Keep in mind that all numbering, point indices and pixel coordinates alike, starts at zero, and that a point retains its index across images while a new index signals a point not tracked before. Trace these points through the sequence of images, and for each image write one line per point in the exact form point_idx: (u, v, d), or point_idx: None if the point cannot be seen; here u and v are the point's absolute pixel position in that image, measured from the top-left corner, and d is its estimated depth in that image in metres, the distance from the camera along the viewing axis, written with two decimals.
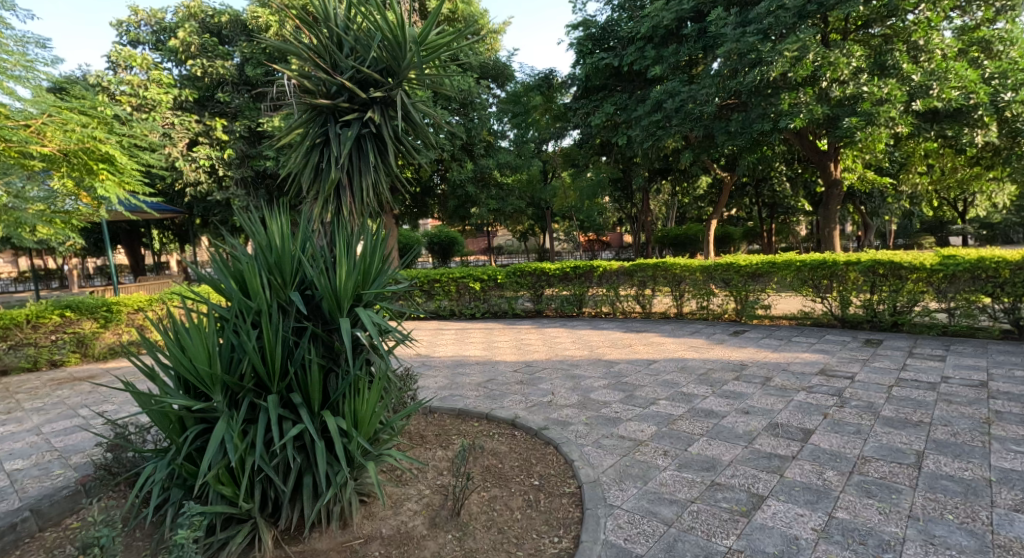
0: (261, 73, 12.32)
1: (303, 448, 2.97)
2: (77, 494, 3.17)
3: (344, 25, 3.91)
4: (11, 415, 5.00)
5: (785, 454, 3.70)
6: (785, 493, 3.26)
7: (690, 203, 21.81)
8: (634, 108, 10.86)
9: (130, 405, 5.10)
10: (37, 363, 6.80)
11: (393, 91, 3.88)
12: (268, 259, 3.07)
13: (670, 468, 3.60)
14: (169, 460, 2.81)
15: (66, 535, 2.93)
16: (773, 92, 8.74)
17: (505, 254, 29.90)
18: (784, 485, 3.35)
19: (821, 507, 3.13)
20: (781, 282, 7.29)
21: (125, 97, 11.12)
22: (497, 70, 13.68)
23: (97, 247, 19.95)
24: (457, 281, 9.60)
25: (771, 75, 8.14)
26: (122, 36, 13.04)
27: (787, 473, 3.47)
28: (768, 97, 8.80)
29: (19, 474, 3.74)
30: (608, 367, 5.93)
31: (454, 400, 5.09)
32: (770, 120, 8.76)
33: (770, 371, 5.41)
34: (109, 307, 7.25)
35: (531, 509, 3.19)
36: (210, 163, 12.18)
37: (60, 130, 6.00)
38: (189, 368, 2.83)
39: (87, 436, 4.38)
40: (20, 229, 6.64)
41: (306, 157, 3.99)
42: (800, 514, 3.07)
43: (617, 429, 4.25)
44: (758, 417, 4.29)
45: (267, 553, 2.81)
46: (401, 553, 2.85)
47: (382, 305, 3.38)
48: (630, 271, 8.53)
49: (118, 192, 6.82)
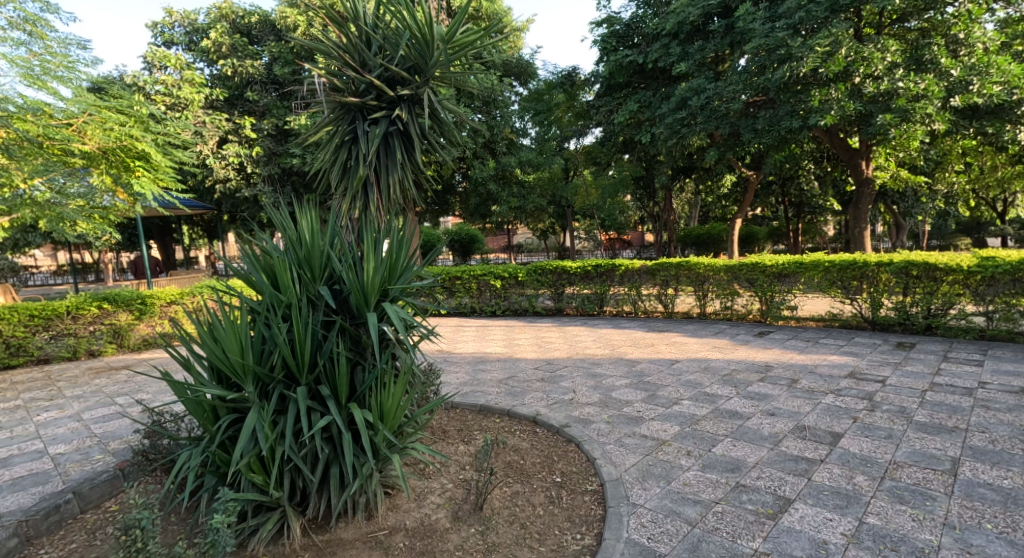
0: (289, 71, 12.56)
1: (331, 439, 3.01)
2: (116, 479, 3.29)
3: (372, 23, 3.95)
4: (52, 402, 5.19)
5: (813, 458, 3.64)
6: (814, 496, 3.21)
7: (714, 203, 21.48)
8: (659, 105, 10.76)
9: (164, 395, 5.27)
10: (76, 352, 7.03)
11: (421, 89, 3.92)
12: (298, 253, 3.14)
13: (693, 468, 3.57)
14: (203, 448, 2.88)
15: (106, 517, 3.04)
16: (803, 88, 8.60)
17: (524, 252, 29.82)
18: (813, 489, 3.29)
19: (850, 512, 3.07)
20: (808, 283, 7.16)
21: (159, 97, 11.44)
22: (521, 68, 13.81)
23: (131, 242, 20.56)
24: (478, 278, 9.64)
25: (801, 71, 7.95)
26: (157, 37, 13.39)
27: (815, 476, 3.42)
28: (798, 93, 8.66)
29: (62, 458, 3.88)
30: (630, 366, 5.89)
31: (476, 396, 5.12)
32: (799, 118, 8.61)
33: (796, 373, 5.32)
34: (143, 299, 7.52)
35: (553, 506, 3.20)
36: (239, 161, 12.42)
37: (100, 129, 6.17)
38: (222, 359, 2.89)
39: (125, 423, 4.52)
40: (62, 224, 7.10)
41: (335, 154, 4.05)
42: (828, 519, 3.02)
43: (640, 428, 4.23)
44: (784, 419, 4.23)
45: (296, 541, 2.86)
46: (425, 545, 2.88)
47: (406, 300, 3.42)
48: (652, 271, 8.47)
49: (153, 188, 7.06)
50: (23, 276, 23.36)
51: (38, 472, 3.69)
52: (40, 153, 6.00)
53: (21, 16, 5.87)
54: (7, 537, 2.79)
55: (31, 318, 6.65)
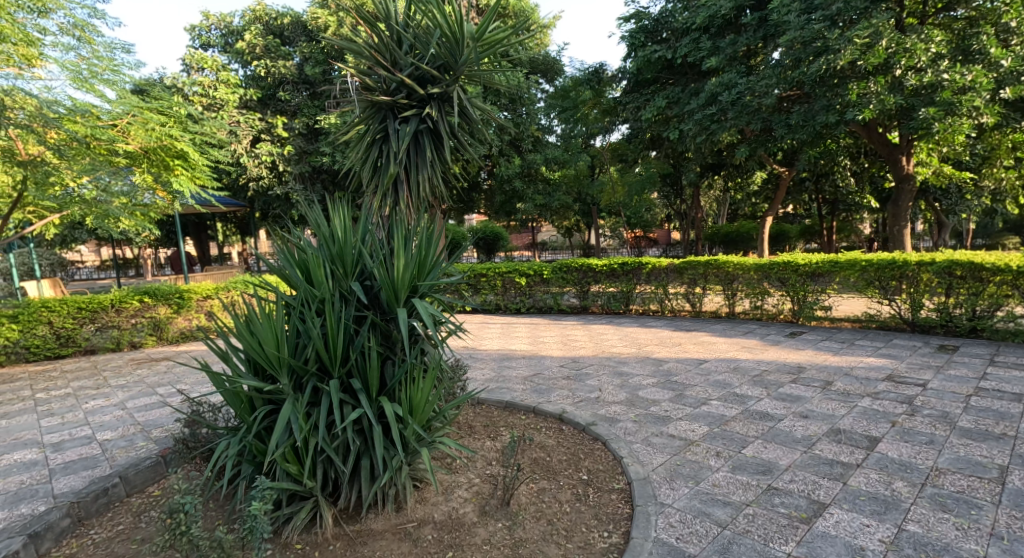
0: (320, 71, 12.80)
1: (362, 432, 3.07)
2: (158, 465, 3.40)
3: (403, 22, 3.98)
4: (99, 390, 5.40)
5: (848, 462, 3.56)
6: (850, 501, 3.15)
7: (745, 200, 21.07)
8: (688, 101, 10.60)
9: (202, 386, 5.44)
10: (120, 344, 7.29)
11: (450, 87, 3.96)
12: (331, 250, 3.21)
13: (723, 469, 3.54)
14: (241, 438, 2.96)
15: (150, 502, 3.15)
16: (840, 82, 8.23)
17: (549, 250, 29.73)
18: (849, 493, 3.22)
19: (889, 518, 3.00)
20: (844, 282, 6.99)
21: (197, 97, 11.76)
22: (547, 65, 13.91)
23: (168, 239, 21.28)
24: (503, 275, 9.68)
25: (838, 64, 7.72)
26: (195, 40, 13.81)
27: (851, 481, 3.34)
28: (834, 87, 8.34)
29: (108, 444, 4.04)
30: (657, 365, 5.84)
31: (502, 393, 5.15)
32: (836, 113, 8.38)
33: (831, 375, 5.20)
34: (181, 293, 7.75)
35: (580, 503, 3.20)
36: (272, 159, 12.69)
37: (142, 129, 6.47)
38: (259, 351, 2.96)
39: (165, 412, 4.68)
40: (107, 220, 7.43)
41: (366, 154, 4.12)
42: (866, 524, 2.95)
43: (668, 428, 4.19)
44: (818, 421, 4.15)
45: (328, 530, 2.92)
46: (453, 539, 2.92)
47: (434, 297, 3.46)
48: (680, 269, 8.38)
49: (190, 186, 7.41)
50: (70, 270, 24.28)
51: (86, 456, 3.85)
52: (88, 153, 6.30)
53: (71, 22, 6.10)
54: (61, 517, 2.91)
55: (78, 311, 6.92)
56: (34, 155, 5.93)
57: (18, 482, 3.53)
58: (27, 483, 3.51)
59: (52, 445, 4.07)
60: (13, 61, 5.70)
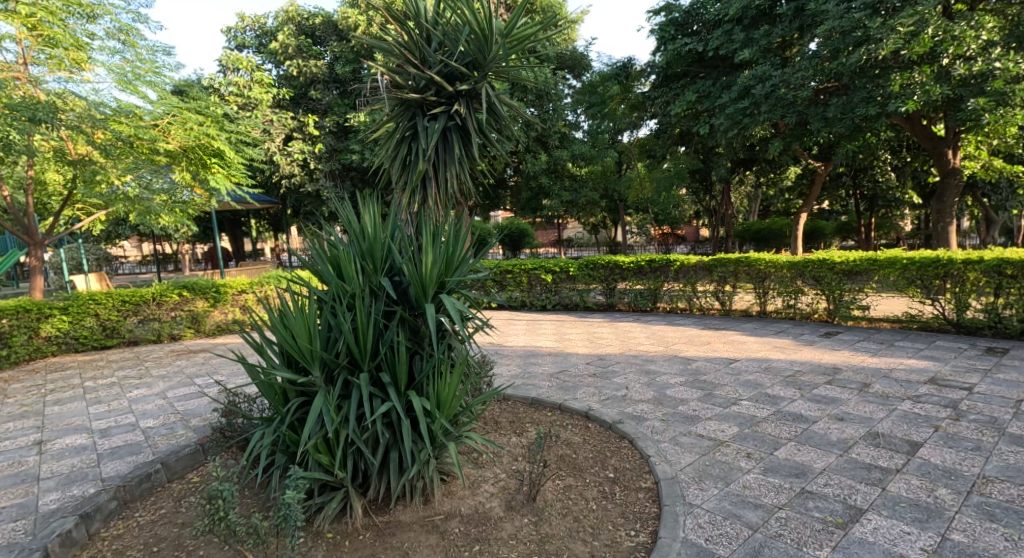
0: (350, 70, 13.00)
1: (391, 425, 3.12)
2: (197, 453, 3.53)
3: (432, 20, 4.01)
4: (142, 380, 5.61)
5: (887, 467, 3.47)
6: (889, 508, 3.07)
7: (777, 196, 20.60)
8: (719, 95, 10.40)
9: (238, 377, 5.61)
10: (161, 336, 7.56)
11: (479, 84, 3.98)
12: (361, 246, 3.27)
13: (754, 471, 3.48)
14: (275, 428, 3.04)
15: (190, 487, 3.27)
16: (881, 73, 8.11)
17: (575, 246, 29.60)
18: (888, 499, 3.15)
19: (931, 527, 2.91)
20: (883, 281, 6.79)
21: (232, 97, 12.08)
22: (575, 60, 13.87)
23: (204, 236, 21.92)
24: (529, 272, 9.72)
25: (880, 54, 7.49)
26: (231, 41, 14.17)
27: (890, 486, 3.26)
28: (876, 78, 8.17)
29: (151, 431, 4.20)
30: (685, 364, 5.78)
31: (528, 389, 5.17)
32: (876, 105, 8.12)
33: (868, 377, 5.07)
34: (218, 288, 8.00)
35: (606, 501, 3.19)
36: (303, 157, 12.94)
37: (181, 129, 6.75)
38: (292, 345, 3.03)
39: (204, 402, 4.84)
40: (149, 217, 7.71)
41: (396, 151, 4.17)
42: (906, 532, 2.88)
43: (696, 427, 4.15)
44: (855, 425, 4.05)
45: (358, 520, 2.99)
46: (480, 532, 2.95)
47: (461, 293, 3.49)
48: (709, 267, 8.25)
49: (226, 184, 7.60)
50: (114, 264, 25.34)
51: (130, 443, 4.01)
52: (131, 153, 6.62)
53: (116, 27, 6.33)
54: (109, 500, 3.05)
55: (123, 304, 7.19)
56: (83, 154, 6.31)
57: (70, 465, 3.70)
58: (77, 466, 3.68)
59: (99, 431, 4.25)
60: (64, 65, 6.05)
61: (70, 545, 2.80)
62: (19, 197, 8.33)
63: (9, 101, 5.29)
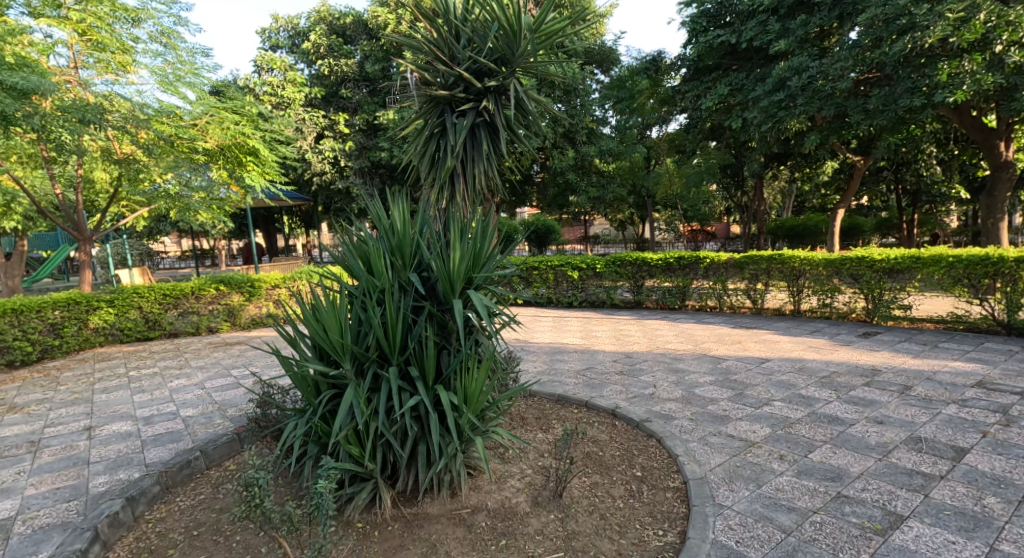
0: (379, 68, 13.17)
1: (419, 418, 3.16)
2: (234, 442, 3.64)
3: (462, 16, 4.03)
4: (182, 370, 5.82)
5: (930, 473, 3.38)
6: (933, 515, 2.99)
7: (813, 192, 20.07)
8: (752, 87, 10.17)
9: (272, 369, 5.77)
10: (199, 328, 7.80)
11: (507, 80, 3.98)
12: (391, 242, 3.31)
13: (788, 474, 3.42)
14: (307, 419, 3.12)
15: (227, 474, 3.38)
16: (927, 62, 7.77)
17: (601, 242, 29.38)
18: (931, 507, 3.06)
19: (977, 536, 2.83)
20: (927, 280, 6.57)
21: (266, 96, 12.36)
22: (603, 54, 13.79)
23: (239, 232, 22.52)
24: (556, 269, 9.73)
25: (927, 41, 7.25)
26: (265, 42, 14.49)
27: (933, 493, 3.17)
28: (921, 67, 7.84)
29: (190, 420, 4.35)
30: (715, 363, 5.70)
31: (554, 385, 5.18)
32: (922, 95, 7.85)
33: (910, 379, 4.92)
34: (253, 282, 8.23)
35: (634, 500, 3.19)
36: (334, 155, 13.17)
37: (219, 128, 6.81)
38: (324, 338, 3.10)
39: (240, 393, 4.99)
40: (188, 214, 7.97)
41: (424, 148, 4.21)
42: (950, 541, 2.81)
43: (726, 427, 4.10)
44: (895, 428, 3.94)
45: (387, 511, 3.05)
46: (506, 527, 2.98)
47: (488, 289, 3.51)
48: (740, 264, 8.11)
49: (261, 182, 7.77)
50: (154, 259, 26.25)
51: (171, 431, 4.16)
52: (172, 151, 6.84)
53: (159, 30, 6.50)
54: (152, 484, 3.18)
55: (164, 297, 7.46)
56: (128, 153, 6.64)
57: (116, 450, 3.87)
58: (123, 452, 3.83)
59: (142, 419, 4.42)
60: (111, 68, 6.37)
61: (118, 526, 2.93)
62: (69, 194, 8.71)
63: (61, 103, 5.60)
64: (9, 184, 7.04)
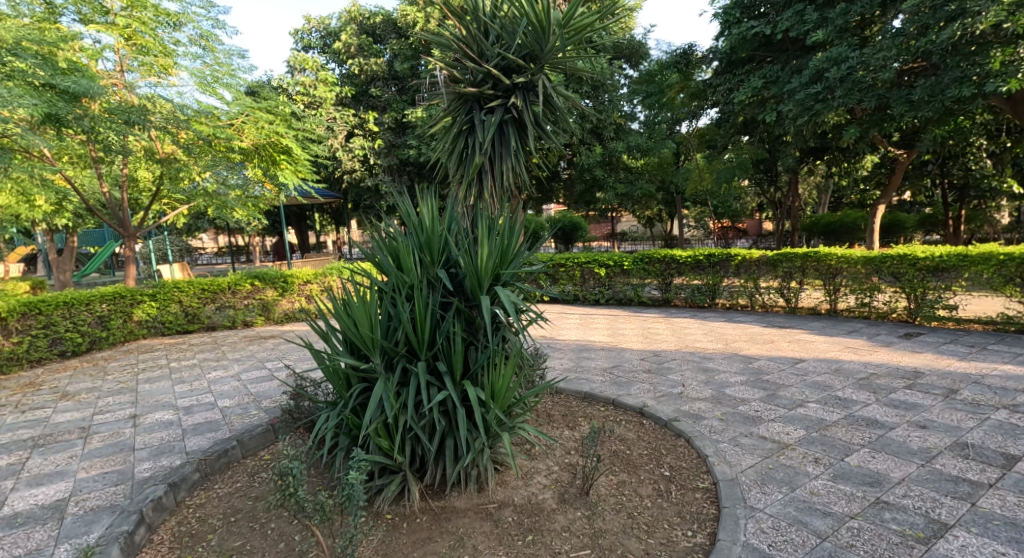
0: (408, 66, 13.31)
1: (447, 413, 3.20)
2: (269, 432, 3.75)
3: (491, 13, 4.05)
4: (219, 362, 6.02)
5: (977, 480, 3.27)
6: (980, 525, 2.90)
7: (851, 187, 19.48)
8: (788, 80, 9.93)
9: (304, 363, 5.92)
10: (235, 322, 8.03)
11: (535, 76, 3.97)
12: (420, 238, 3.35)
13: (823, 477, 3.35)
14: (339, 412, 3.19)
15: (262, 464, 3.48)
16: (978, 49, 7.50)
17: (629, 239, 29.08)
18: (978, 516, 2.97)
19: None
20: (975, 279, 6.35)
21: (298, 96, 12.62)
22: (632, 49, 13.68)
23: (273, 229, 23.05)
24: (582, 266, 9.69)
25: (978, 27, 7.04)
26: (297, 43, 14.79)
27: (981, 502, 3.07)
28: (972, 56, 7.56)
29: (228, 410, 4.49)
30: (746, 362, 5.60)
31: (581, 383, 5.17)
32: (972, 85, 7.56)
33: (955, 382, 4.76)
34: (286, 278, 8.43)
35: (662, 499, 3.16)
36: (364, 152, 13.35)
37: (254, 128, 7.01)
38: (355, 332, 3.16)
39: (274, 385, 5.13)
40: (225, 211, 8.20)
41: (453, 145, 4.24)
42: (999, 552, 2.72)
43: (758, 429, 4.03)
44: (939, 433, 3.82)
45: (415, 504, 3.10)
46: (533, 523, 2.99)
47: (516, 285, 3.52)
48: (774, 262, 7.94)
49: (294, 179, 7.88)
50: (193, 255, 27.07)
51: (210, 421, 4.29)
52: (210, 151, 7.09)
53: (198, 34, 6.73)
54: (192, 471, 3.30)
55: (202, 292, 7.70)
56: (169, 153, 6.86)
57: (159, 437, 4.02)
58: (165, 439, 3.98)
59: (183, 408, 4.58)
60: (153, 71, 6.65)
61: (161, 510, 3.05)
62: (115, 192, 9.06)
63: (109, 105, 5.90)
64: (60, 183, 7.35)
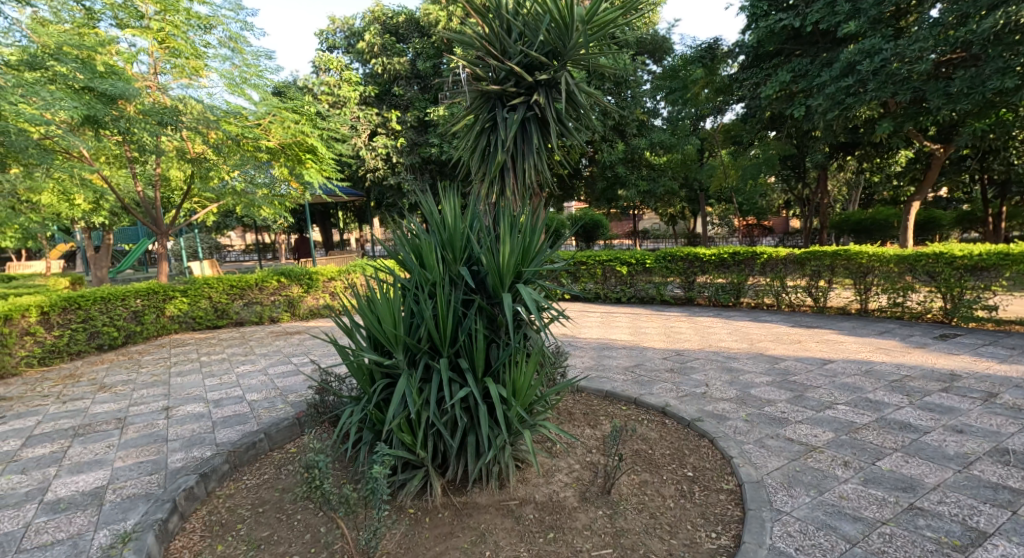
0: (430, 65, 13.40)
1: (469, 409, 3.21)
2: (295, 426, 3.82)
3: (513, 11, 4.06)
4: (246, 357, 6.15)
5: (1016, 487, 3.17)
6: (1020, 534, 2.81)
7: (883, 183, 18.97)
8: (817, 73, 9.72)
9: (328, 358, 6.01)
10: (262, 318, 8.19)
11: (558, 73, 3.97)
12: (442, 236, 3.38)
13: (853, 481, 3.29)
14: (363, 407, 3.23)
15: (288, 456, 3.55)
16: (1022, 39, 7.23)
17: (651, 237, 28.82)
18: (1018, 524, 2.88)
19: None
20: (1016, 278, 6.13)
21: (323, 96, 12.80)
22: (655, 44, 13.56)
23: (297, 227, 23.42)
24: (604, 264, 9.63)
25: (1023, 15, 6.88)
26: (322, 43, 15.00)
27: (1021, 510, 2.98)
28: (1015, 45, 7.30)
29: (256, 404, 4.59)
30: (772, 363, 5.52)
31: (602, 382, 5.14)
32: (1014, 76, 7.31)
33: (994, 386, 4.61)
34: (311, 275, 8.56)
35: (685, 500, 3.14)
36: (386, 151, 13.47)
37: (280, 127, 7.12)
38: (378, 329, 3.20)
39: (299, 379, 5.22)
40: (252, 209, 8.36)
41: (475, 142, 4.26)
42: None
43: (784, 430, 3.97)
44: (978, 438, 3.71)
45: (438, 499, 3.12)
46: (554, 520, 2.99)
47: (537, 283, 3.51)
48: (802, 260, 7.80)
49: (319, 178, 8.01)
50: (221, 252, 27.64)
51: (238, 414, 4.39)
52: (238, 150, 7.16)
53: (227, 36, 6.85)
54: (222, 463, 3.38)
55: (231, 288, 7.88)
56: (199, 153, 7.04)
57: (191, 429, 4.13)
58: (196, 431, 4.09)
59: (213, 401, 4.70)
60: (186, 72, 6.74)
61: (193, 499, 3.13)
62: (147, 191, 9.32)
63: (143, 107, 6.08)
64: (96, 182, 7.58)
